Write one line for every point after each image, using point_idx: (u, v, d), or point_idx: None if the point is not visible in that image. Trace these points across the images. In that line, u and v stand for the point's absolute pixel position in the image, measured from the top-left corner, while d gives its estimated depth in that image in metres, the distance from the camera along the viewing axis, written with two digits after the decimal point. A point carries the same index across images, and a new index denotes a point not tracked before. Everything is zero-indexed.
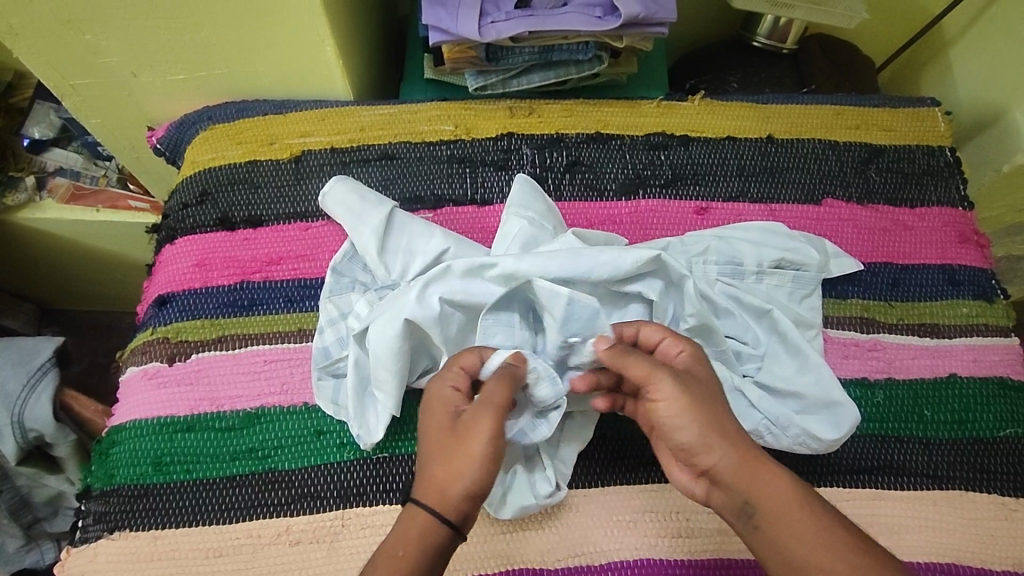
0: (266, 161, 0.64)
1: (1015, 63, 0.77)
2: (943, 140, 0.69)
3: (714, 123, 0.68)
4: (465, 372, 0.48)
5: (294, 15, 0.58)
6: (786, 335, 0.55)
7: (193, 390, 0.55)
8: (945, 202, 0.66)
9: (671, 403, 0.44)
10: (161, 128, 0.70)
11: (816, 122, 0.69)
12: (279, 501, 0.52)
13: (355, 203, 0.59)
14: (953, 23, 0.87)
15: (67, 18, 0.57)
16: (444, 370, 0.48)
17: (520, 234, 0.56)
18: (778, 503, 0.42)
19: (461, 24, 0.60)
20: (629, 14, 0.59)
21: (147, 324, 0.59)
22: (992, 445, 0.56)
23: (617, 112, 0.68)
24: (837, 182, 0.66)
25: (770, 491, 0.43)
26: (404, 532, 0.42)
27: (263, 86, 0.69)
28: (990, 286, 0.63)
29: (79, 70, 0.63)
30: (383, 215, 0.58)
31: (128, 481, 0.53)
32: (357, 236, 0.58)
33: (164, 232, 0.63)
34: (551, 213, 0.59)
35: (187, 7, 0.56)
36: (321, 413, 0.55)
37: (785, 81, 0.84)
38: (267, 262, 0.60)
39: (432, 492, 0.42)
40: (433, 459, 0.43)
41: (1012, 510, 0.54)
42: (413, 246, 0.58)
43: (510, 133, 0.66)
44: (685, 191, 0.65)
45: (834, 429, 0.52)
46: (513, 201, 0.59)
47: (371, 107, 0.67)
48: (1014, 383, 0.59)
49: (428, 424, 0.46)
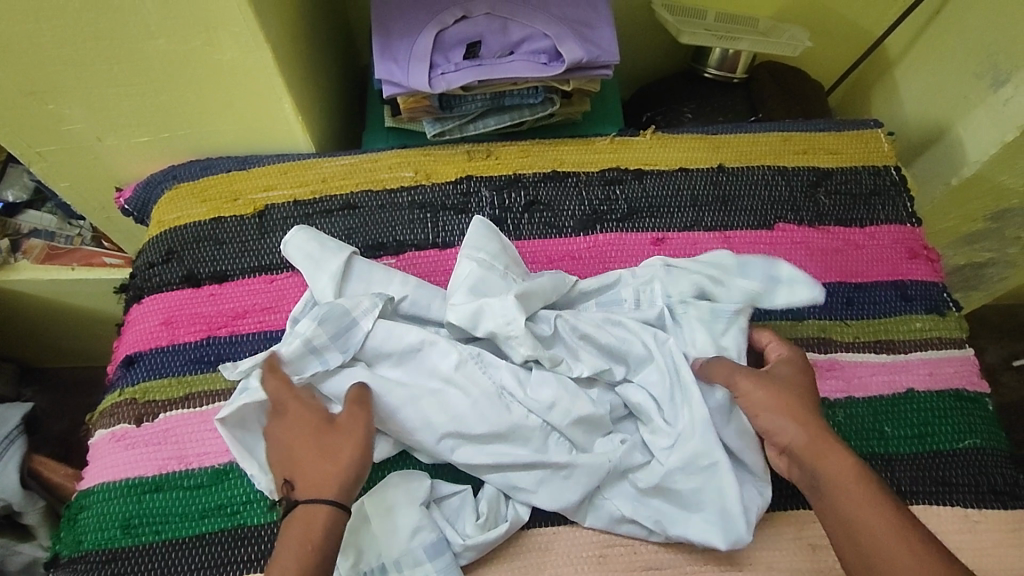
0: (230, 217, 0.65)
1: (953, 81, 0.80)
2: (888, 160, 0.72)
3: (666, 156, 0.70)
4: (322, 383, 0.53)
5: (251, 75, 0.60)
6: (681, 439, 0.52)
7: (161, 450, 0.55)
8: (893, 220, 0.69)
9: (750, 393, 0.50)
10: (129, 189, 0.71)
11: (764, 149, 0.71)
12: (246, 558, 0.52)
13: (315, 250, 0.60)
14: (895, 44, 0.91)
15: (31, 91, 0.59)
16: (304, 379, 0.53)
17: (470, 277, 0.57)
18: (838, 478, 0.46)
19: (413, 77, 0.62)
20: (573, 59, 0.62)
21: (116, 385, 0.59)
22: (953, 458, 0.57)
23: (572, 150, 0.70)
24: (788, 207, 0.68)
25: (822, 468, 0.46)
26: (308, 528, 0.45)
27: (226, 145, 0.71)
28: (942, 299, 0.65)
29: (45, 138, 0.65)
30: (341, 261, 0.59)
31: (96, 547, 0.52)
32: (318, 284, 0.59)
33: (132, 291, 0.64)
34: (505, 252, 0.60)
35: (148, 74, 0.58)
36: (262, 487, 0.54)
37: (737, 109, 0.87)
38: (232, 316, 0.61)
39: (318, 483, 0.47)
40: (319, 457, 0.48)
41: (976, 522, 0.55)
42: (365, 303, 0.56)
43: (468, 176, 0.68)
44: (642, 223, 0.66)
45: (725, 537, 0.50)
46: (468, 243, 0.60)
47: (332, 159, 0.69)
48: (969, 395, 0.60)
49: (302, 424, 0.50)
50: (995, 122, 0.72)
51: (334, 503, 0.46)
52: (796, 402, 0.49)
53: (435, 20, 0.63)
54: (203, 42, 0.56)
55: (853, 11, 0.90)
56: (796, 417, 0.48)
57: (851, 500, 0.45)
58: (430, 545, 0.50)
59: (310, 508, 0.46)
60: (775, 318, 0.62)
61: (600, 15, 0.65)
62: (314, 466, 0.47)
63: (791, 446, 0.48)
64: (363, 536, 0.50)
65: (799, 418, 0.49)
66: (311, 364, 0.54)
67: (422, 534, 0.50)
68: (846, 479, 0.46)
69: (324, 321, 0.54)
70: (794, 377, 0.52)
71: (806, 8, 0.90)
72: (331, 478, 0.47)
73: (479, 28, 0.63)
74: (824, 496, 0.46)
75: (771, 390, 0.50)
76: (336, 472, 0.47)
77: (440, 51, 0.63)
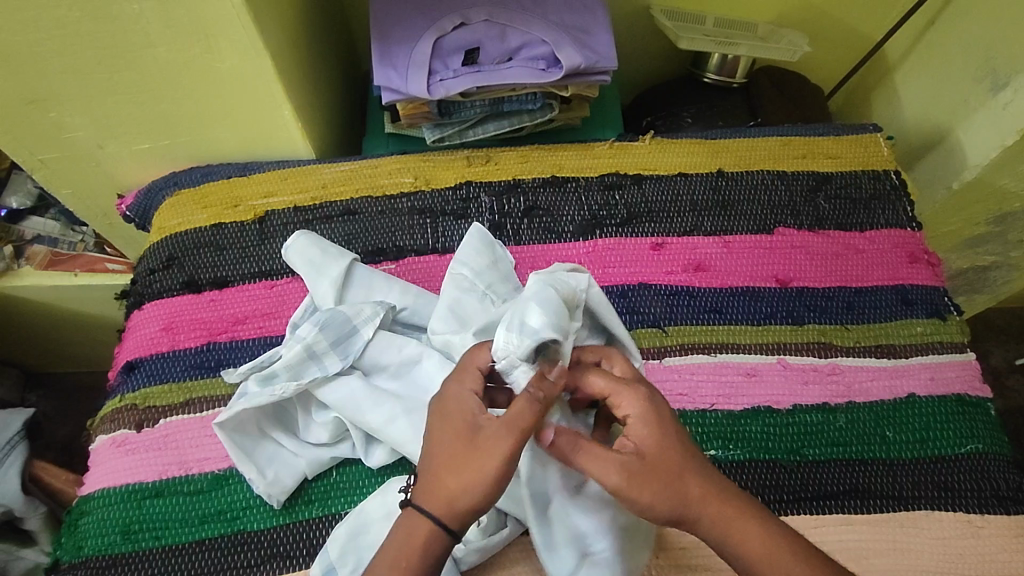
0: (231, 224, 0.66)
1: (952, 85, 0.80)
2: (888, 164, 0.72)
3: (665, 161, 0.70)
4: (478, 373, 0.46)
5: (251, 82, 0.60)
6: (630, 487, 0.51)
7: (162, 456, 0.56)
8: (893, 224, 0.68)
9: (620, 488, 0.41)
10: (131, 196, 0.72)
11: (763, 154, 0.71)
12: (246, 563, 0.52)
13: (316, 256, 0.60)
14: (894, 48, 0.91)
15: (32, 99, 0.59)
16: (464, 373, 0.46)
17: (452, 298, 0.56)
18: (753, 557, 0.42)
19: (412, 84, 0.62)
20: (571, 65, 0.62)
21: (116, 391, 0.59)
22: (955, 463, 0.57)
23: (572, 156, 0.70)
24: (788, 212, 0.68)
25: (733, 549, 0.42)
26: (406, 540, 0.42)
27: (227, 151, 0.71)
28: (943, 304, 0.65)
29: (47, 146, 0.65)
30: (342, 267, 0.59)
31: (96, 552, 0.52)
32: (317, 290, 0.59)
33: (133, 297, 0.64)
34: (500, 261, 0.60)
35: (149, 82, 0.59)
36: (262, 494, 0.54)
37: (737, 114, 0.87)
38: (232, 322, 0.61)
39: (438, 501, 0.42)
40: (447, 470, 0.42)
41: (978, 527, 0.54)
42: (366, 311, 0.56)
43: (468, 182, 0.68)
44: (641, 228, 0.66)
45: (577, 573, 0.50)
46: (462, 251, 0.60)
47: (331, 165, 0.69)
48: (971, 399, 0.60)
49: (443, 426, 0.44)
50: (995, 126, 0.72)
51: (446, 528, 0.41)
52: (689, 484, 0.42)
53: (434, 27, 0.63)
54: (203, 49, 0.56)
55: (851, 15, 0.91)
56: (691, 504, 0.42)
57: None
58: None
59: (417, 523, 0.42)
60: (776, 322, 0.62)
61: (598, 20, 0.66)
62: (439, 481, 0.42)
63: (698, 526, 0.42)
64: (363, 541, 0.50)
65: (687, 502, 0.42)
66: (308, 369, 0.54)
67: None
68: (768, 555, 0.42)
69: (327, 326, 0.55)
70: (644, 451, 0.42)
71: (804, 13, 0.90)
72: (446, 498, 0.41)
73: (477, 35, 0.63)
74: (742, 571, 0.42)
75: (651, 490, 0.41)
76: (456, 492, 0.41)
77: (438, 57, 0.63)
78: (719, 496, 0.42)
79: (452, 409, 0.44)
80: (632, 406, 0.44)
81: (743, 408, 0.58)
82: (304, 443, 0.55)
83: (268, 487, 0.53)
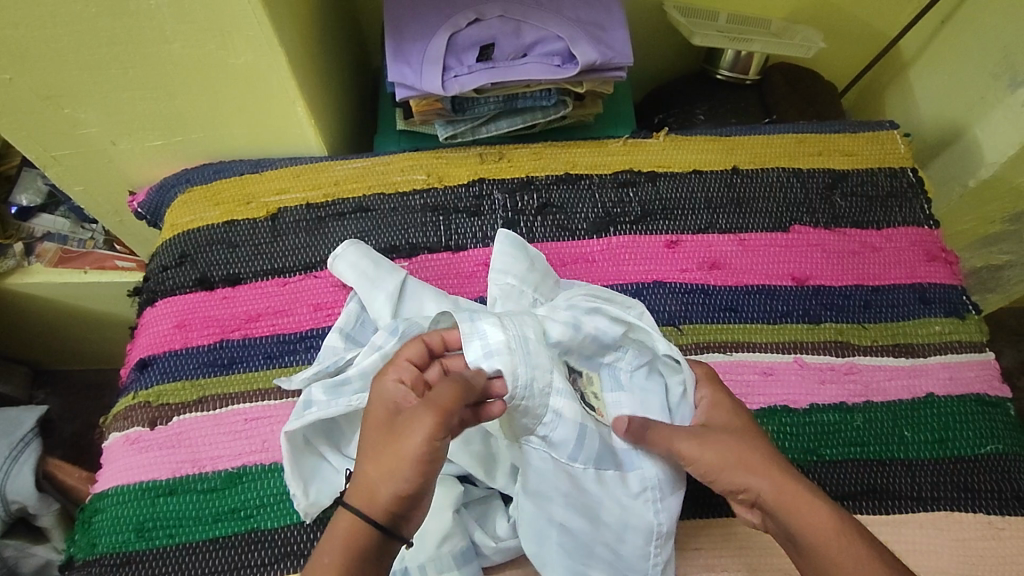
0: (243, 221, 0.65)
1: (969, 82, 0.79)
2: (904, 161, 0.71)
3: (679, 157, 0.70)
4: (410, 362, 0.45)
5: (265, 78, 0.60)
6: (623, 511, 0.48)
7: (176, 453, 0.55)
8: (911, 222, 0.68)
9: (697, 456, 0.46)
10: (142, 192, 0.71)
11: (779, 151, 0.71)
12: (260, 562, 0.51)
13: (368, 267, 0.60)
14: (910, 44, 0.90)
15: (46, 95, 0.59)
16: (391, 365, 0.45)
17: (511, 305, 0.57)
18: (818, 537, 0.42)
19: (425, 80, 0.62)
20: (586, 61, 0.62)
21: (129, 388, 0.59)
22: (976, 464, 0.56)
23: (586, 152, 0.70)
24: (804, 209, 0.67)
25: (796, 525, 0.43)
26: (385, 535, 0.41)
27: (239, 148, 0.71)
28: (961, 303, 0.64)
29: (60, 142, 0.65)
30: (398, 282, 0.59)
31: (111, 550, 0.52)
32: (373, 301, 0.58)
33: (145, 294, 0.64)
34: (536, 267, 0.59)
35: (161, 78, 0.59)
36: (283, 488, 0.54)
37: (749, 111, 0.86)
38: (246, 319, 0.61)
39: (362, 494, 0.40)
40: (367, 458, 0.40)
41: (999, 529, 0.54)
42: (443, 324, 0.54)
43: (481, 179, 0.67)
44: (655, 226, 0.66)
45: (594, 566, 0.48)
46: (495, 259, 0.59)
47: (344, 162, 0.69)
48: (991, 400, 0.59)
49: (369, 421, 0.42)
50: (1011, 124, 0.71)
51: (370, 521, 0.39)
52: (750, 453, 0.46)
53: (448, 23, 0.63)
54: (217, 45, 0.56)
55: (864, 12, 0.90)
56: (756, 472, 0.45)
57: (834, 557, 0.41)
58: (460, 553, 0.49)
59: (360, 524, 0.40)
60: (792, 321, 0.62)
61: (613, 17, 0.65)
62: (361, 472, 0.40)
63: (758, 499, 0.45)
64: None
65: (754, 468, 0.45)
66: None
67: (451, 540, 0.49)
68: (826, 535, 0.42)
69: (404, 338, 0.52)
70: (731, 424, 0.48)
71: (817, 9, 0.90)
72: (371, 488, 0.39)
73: (492, 31, 0.63)
74: (806, 555, 0.43)
75: (717, 447, 0.46)
76: (378, 480, 0.39)
77: (453, 53, 0.63)
78: (782, 469, 0.45)
79: (376, 396, 0.43)
80: (705, 394, 0.50)
81: (760, 406, 0.57)
82: (346, 458, 0.54)
83: (307, 505, 0.52)
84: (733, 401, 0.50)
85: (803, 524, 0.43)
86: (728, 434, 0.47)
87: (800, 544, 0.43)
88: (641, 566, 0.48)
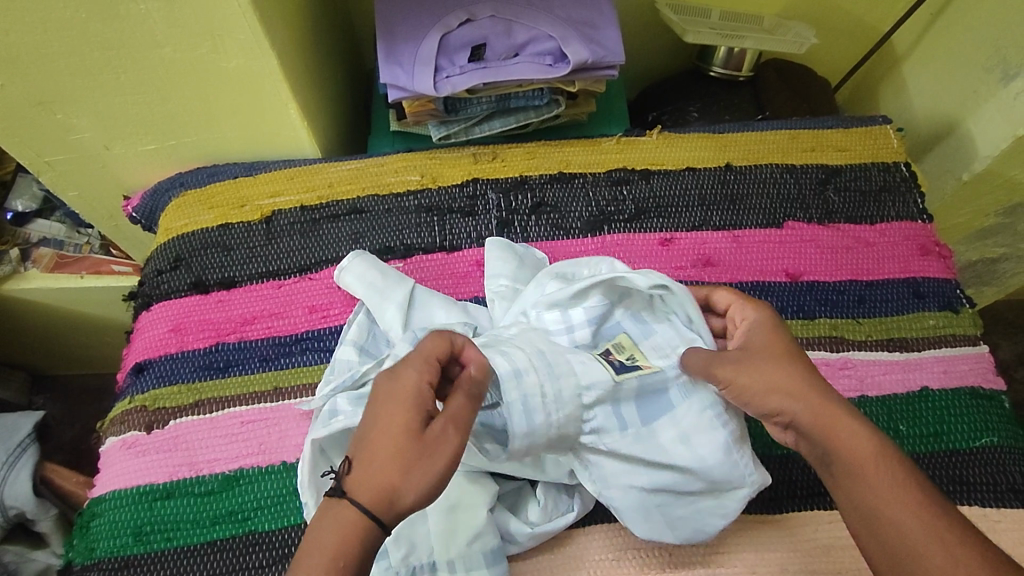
0: (237, 224, 0.65)
1: (962, 76, 0.79)
2: (897, 156, 0.71)
3: (672, 155, 0.70)
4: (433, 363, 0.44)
5: (257, 81, 0.60)
6: (690, 443, 0.49)
7: (172, 457, 0.56)
8: (904, 216, 0.68)
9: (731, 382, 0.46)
10: (136, 197, 0.71)
11: (772, 147, 0.71)
12: (258, 564, 0.52)
13: (377, 279, 0.60)
14: (903, 39, 0.90)
15: (39, 100, 0.59)
16: (415, 361, 0.43)
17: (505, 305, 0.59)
18: (852, 457, 0.42)
19: (418, 81, 0.62)
20: (578, 60, 0.62)
21: (126, 393, 0.59)
22: (971, 457, 0.56)
23: (579, 151, 0.70)
24: (797, 205, 0.67)
25: (829, 445, 0.42)
26: None
27: (233, 152, 0.71)
28: (955, 296, 0.64)
29: (53, 147, 0.65)
30: (406, 291, 0.59)
31: (109, 554, 0.52)
32: (383, 310, 0.58)
33: (141, 299, 0.64)
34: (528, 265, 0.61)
35: (153, 83, 0.59)
36: (282, 491, 0.54)
37: (743, 107, 0.86)
38: (241, 322, 0.61)
39: (370, 494, 0.40)
40: (383, 464, 0.40)
41: (994, 522, 0.54)
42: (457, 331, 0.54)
43: (475, 179, 0.67)
44: (649, 223, 0.66)
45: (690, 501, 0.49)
46: (490, 264, 0.61)
47: (338, 164, 0.69)
48: (985, 393, 0.59)
49: (386, 421, 0.42)
50: (1003, 117, 0.71)
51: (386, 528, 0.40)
52: (794, 374, 0.45)
53: (439, 24, 0.63)
54: (208, 49, 0.56)
55: (857, 8, 0.90)
56: (794, 393, 0.44)
57: (860, 482, 0.41)
58: (490, 551, 0.49)
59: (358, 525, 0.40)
60: (786, 317, 0.62)
61: (605, 15, 0.65)
62: (372, 474, 0.40)
63: (795, 420, 0.44)
64: (418, 528, 0.49)
65: (795, 390, 0.44)
66: None
67: (482, 539, 0.49)
68: (862, 459, 0.41)
69: None
70: (771, 342, 0.47)
71: (809, 5, 0.90)
72: (385, 491, 0.40)
73: (483, 31, 0.63)
74: (838, 474, 0.42)
75: (755, 372, 0.46)
76: (390, 486, 0.40)
77: (445, 54, 0.63)
78: (823, 392, 0.44)
79: (398, 394, 0.42)
80: (749, 316, 0.50)
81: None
82: None
83: None
84: (776, 323, 0.49)
85: (837, 445, 0.42)
86: (766, 355, 0.46)
87: (832, 465, 0.42)
88: (730, 479, 0.48)
